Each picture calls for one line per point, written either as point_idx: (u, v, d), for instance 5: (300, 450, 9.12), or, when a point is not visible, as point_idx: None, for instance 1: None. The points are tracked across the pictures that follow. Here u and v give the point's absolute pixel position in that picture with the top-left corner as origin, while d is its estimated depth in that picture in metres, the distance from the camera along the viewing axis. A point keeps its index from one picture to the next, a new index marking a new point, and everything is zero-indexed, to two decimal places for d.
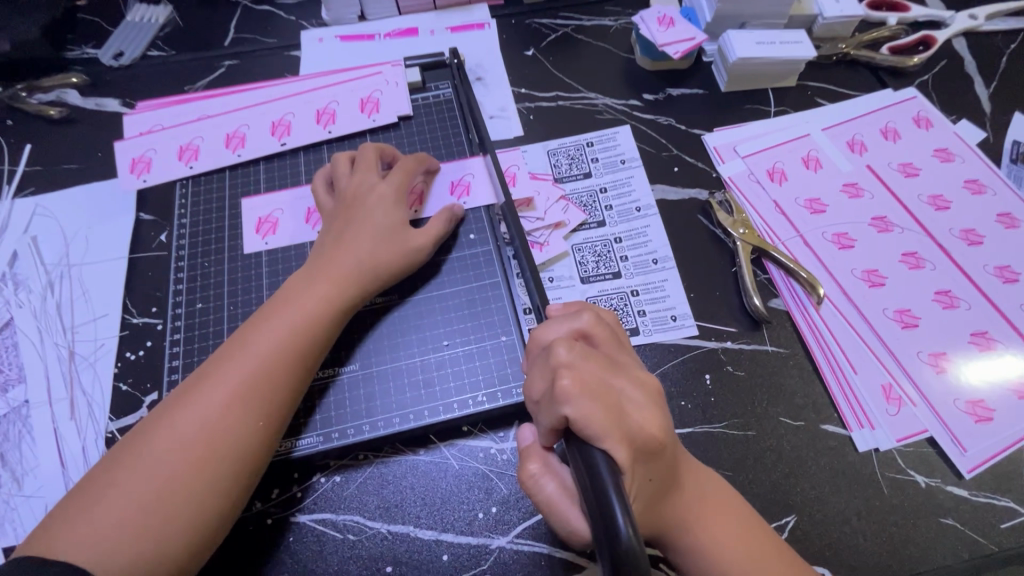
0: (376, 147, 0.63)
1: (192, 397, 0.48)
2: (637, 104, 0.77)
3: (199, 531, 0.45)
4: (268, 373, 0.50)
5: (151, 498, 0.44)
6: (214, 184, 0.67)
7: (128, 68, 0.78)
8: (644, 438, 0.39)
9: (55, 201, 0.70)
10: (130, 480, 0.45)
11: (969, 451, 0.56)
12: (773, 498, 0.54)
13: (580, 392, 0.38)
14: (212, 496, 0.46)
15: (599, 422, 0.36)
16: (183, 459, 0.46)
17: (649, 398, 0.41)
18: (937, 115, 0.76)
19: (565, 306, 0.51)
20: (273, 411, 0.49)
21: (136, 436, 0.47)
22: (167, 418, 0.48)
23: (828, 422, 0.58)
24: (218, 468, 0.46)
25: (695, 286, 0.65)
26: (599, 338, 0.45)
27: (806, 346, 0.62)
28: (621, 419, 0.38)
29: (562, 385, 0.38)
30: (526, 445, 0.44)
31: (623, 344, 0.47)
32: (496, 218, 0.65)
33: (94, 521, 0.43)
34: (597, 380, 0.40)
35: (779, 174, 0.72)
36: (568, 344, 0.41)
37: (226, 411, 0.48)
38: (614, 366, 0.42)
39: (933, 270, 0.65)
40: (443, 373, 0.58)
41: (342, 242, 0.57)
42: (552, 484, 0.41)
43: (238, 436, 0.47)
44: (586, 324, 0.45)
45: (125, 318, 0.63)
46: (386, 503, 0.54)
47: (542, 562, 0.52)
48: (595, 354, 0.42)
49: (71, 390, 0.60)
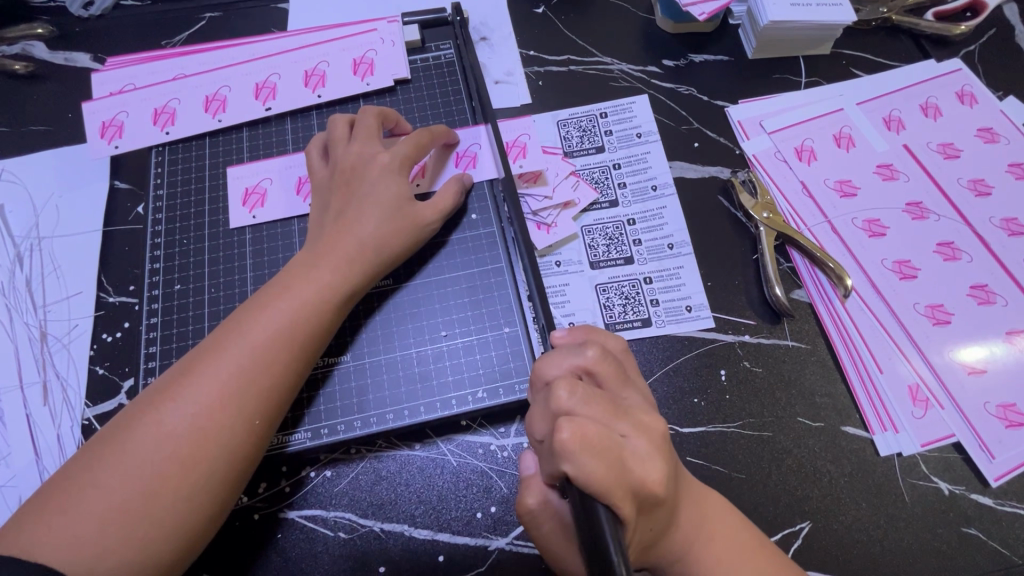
0: (380, 113, 0.57)
1: (180, 390, 0.44)
2: (655, 71, 0.70)
3: (186, 537, 0.42)
4: (267, 367, 0.45)
5: (135, 499, 0.40)
6: (193, 152, 0.62)
7: (98, 18, 0.70)
8: (646, 495, 0.35)
9: (23, 166, 0.64)
10: (111, 480, 0.41)
11: (996, 459, 0.53)
12: (787, 503, 0.52)
13: (580, 445, 0.33)
14: (201, 500, 0.42)
15: (602, 483, 0.33)
16: (170, 460, 0.41)
17: (655, 447, 0.37)
18: (983, 90, 0.69)
19: (572, 332, 0.45)
20: (269, 407, 0.45)
21: (117, 429, 0.43)
22: (153, 411, 0.43)
23: (849, 424, 0.54)
24: (210, 469, 0.42)
25: (713, 274, 0.61)
26: (604, 375, 0.40)
27: (829, 342, 0.58)
28: (625, 477, 0.34)
29: (562, 436, 0.33)
30: (527, 475, 0.41)
31: (629, 380, 0.42)
32: (499, 197, 0.59)
33: (70, 526, 0.39)
34: (601, 432, 0.35)
35: (808, 153, 0.66)
36: (569, 387, 0.37)
37: (218, 407, 0.43)
38: (620, 411, 0.37)
39: (970, 262, 0.60)
40: (441, 366, 0.54)
41: (343, 221, 0.52)
42: (550, 519, 0.39)
43: (231, 435, 0.43)
44: (590, 360, 0.40)
45: (100, 297, 0.59)
46: (379, 501, 0.51)
47: (544, 566, 0.49)
48: (600, 397, 0.37)
49: (44, 374, 0.56)
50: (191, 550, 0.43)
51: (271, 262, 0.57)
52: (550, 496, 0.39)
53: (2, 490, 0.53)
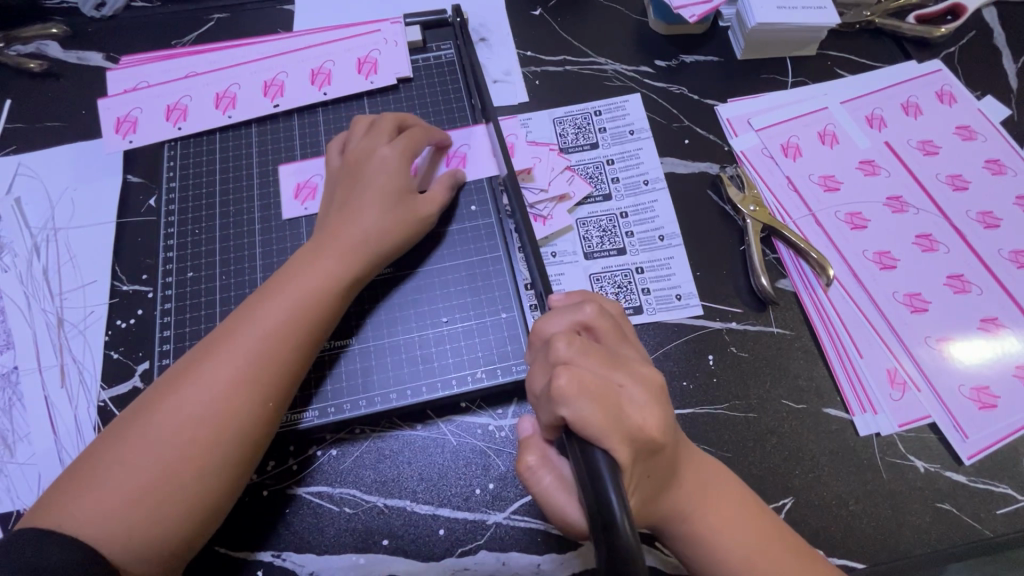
0: (400, 115, 0.60)
1: (195, 375, 0.46)
2: (648, 71, 0.73)
3: (205, 513, 0.44)
4: (278, 352, 0.48)
5: (156, 478, 0.43)
6: (204, 147, 0.64)
7: (111, 19, 0.73)
8: (644, 438, 0.38)
9: (39, 160, 0.67)
10: (136, 458, 0.43)
11: (970, 438, 0.56)
12: (772, 480, 0.54)
13: (576, 392, 0.36)
14: (220, 478, 0.45)
15: (597, 423, 0.35)
16: (189, 440, 0.44)
17: (651, 396, 0.40)
18: (961, 90, 0.73)
19: (570, 294, 0.48)
20: (280, 392, 0.48)
21: (138, 411, 0.45)
22: (171, 395, 0.45)
23: (830, 406, 0.57)
24: (225, 450, 0.45)
25: (702, 264, 0.63)
26: (602, 330, 0.43)
27: (812, 329, 0.60)
28: (620, 419, 0.37)
29: (560, 381, 0.37)
30: (526, 436, 0.43)
31: (626, 338, 0.45)
32: (498, 189, 0.62)
33: (101, 500, 0.42)
34: (596, 378, 0.38)
35: (793, 149, 0.69)
36: (567, 339, 0.40)
37: (235, 391, 0.46)
38: (615, 360, 0.41)
39: (946, 253, 0.63)
40: (442, 350, 0.56)
41: (347, 210, 0.55)
42: (550, 476, 0.41)
43: (245, 418, 0.46)
44: (589, 316, 0.43)
45: (114, 285, 0.61)
46: (383, 477, 0.54)
47: (540, 539, 0.52)
48: (596, 349, 0.40)
49: (61, 358, 0.59)
50: (208, 526, 0.45)
51: (279, 252, 0.60)
52: (550, 454, 0.42)
53: (21, 468, 0.55)
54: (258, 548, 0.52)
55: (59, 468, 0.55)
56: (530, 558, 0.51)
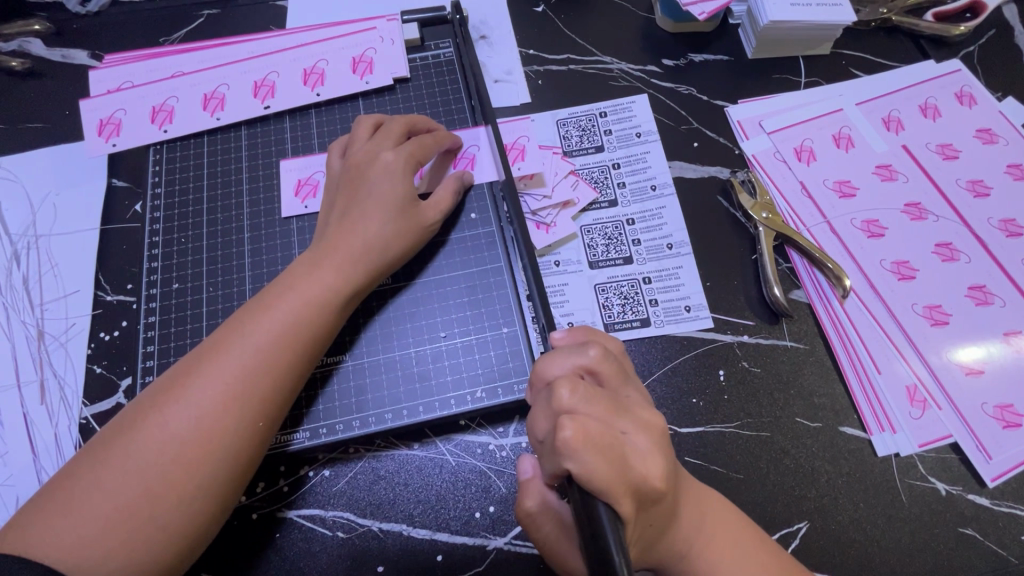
0: (410, 118, 0.57)
1: (183, 389, 0.43)
2: (655, 71, 0.70)
3: (189, 538, 0.42)
4: (270, 368, 0.45)
5: (139, 500, 0.40)
6: (191, 150, 0.62)
7: (96, 15, 0.70)
8: (649, 491, 0.35)
9: (19, 163, 0.64)
10: (118, 479, 0.40)
11: (994, 459, 0.53)
12: (786, 503, 0.52)
13: (584, 445, 0.33)
14: (206, 502, 0.42)
15: (604, 480, 0.32)
16: (174, 461, 0.41)
17: (656, 443, 0.37)
18: (981, 91, 0.70)
19: (573, 332, 0.45)
20: (272, 409, 0.45)
21: (122, 428, 0.43)
22: (157, 411, 0.43)
23: (847, 424, 0.55)
24: (212, 471, 0.42)
25: (711, 273, 0.61)
26: (606, 374, 0.40)
27: (827, 342, 0.58)
28: (626, 473, 0.34)
29: (565, 434, 0.33)
30: (526, 478, 0.41)
31: (629, 379, 0.42)
32: (498, 196, 0.59)
33: (80, 522, 0.39)
34: (602, 429, 0.35)
35: (807, 153, 0.66)
36: (570, 385, 0.36)
37: (225, 410, 0.43)
38: (620, 408, 0.37)
39: (968, 262, 0.60)
40: (440, 366, 0.54)
41: (349, 219, 0.52)
42: (550, 522, 0.40)
43: (236, 437, 0.43)
44: (592, 360, 0.40)
45: (97, 295, 0.59)
46: (378, 500, 0.51)
47: (542, 565, 0.49)
48: (601, 396, 0.37)
49: (41, 372, 0.56)
50: (193, 552, 0.43)
51: (269, 262, 0.57)
52: (549, 498, 0.40)
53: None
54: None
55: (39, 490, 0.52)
56: None
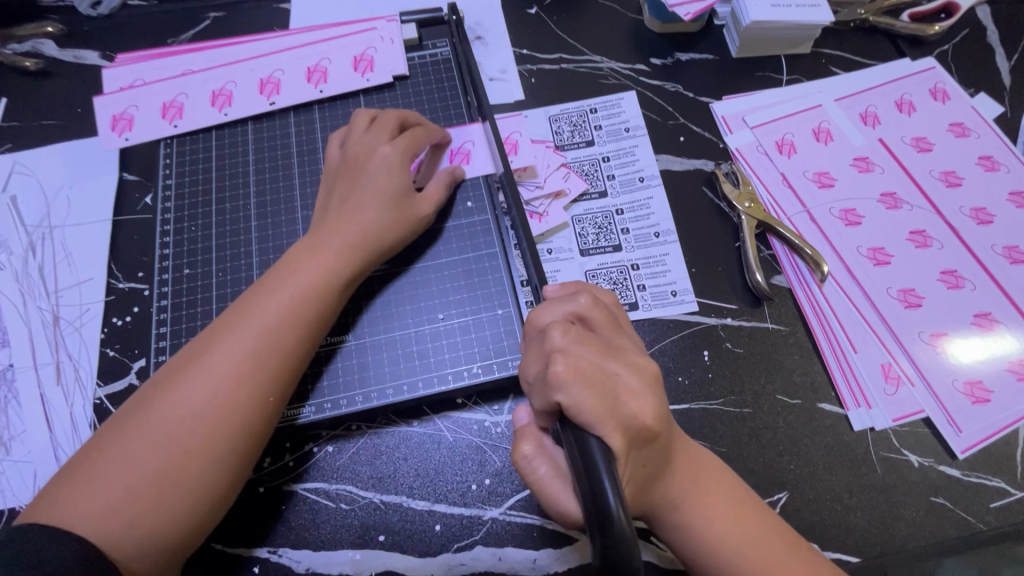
0: (414, 116, 0.61)
1: (198, 366, 0.46)
2: (643, 69, 0.74)
3: (207, 506, 0.44)
4: (279, 346, 0.48)
5: (161, 470, 0.43)
6: (200, 144, 0.65)
7: (107, 18, 0.73)
8: (638, 428, 0.37)
9: (34, 158, 0.67)
10: (141, 451, 0.43)
11: (963, 432, 0.56)
12: (766, 475, 0.54)
13: (573, 377, 0.37)
14: (223, 472, 0.45)
15: (593, 412, 0.35)
16: (193, 434, 0.44)
17: (647, 385, 0.40)
18: (955, 87, 0.73)
19: (565, 285, 0.48)
20: (281, 385, 0.48)
21: (140, 404, 0.45)
22: (173, 388, 0.45)
23: (825, 401, 0.57)
24: (227, 444, 0.45)
25: (697, 260, 0.64)
26: (597, 320, 0.43)
27: (806, 325, 0.61)
28: (616, 407, 0.37)
29: (555, 370, 0.37)
30: (521, 425, 0.44)
31: (621, 327, 0.44)
32: (494, 187, 0.63)
33: (107, 493, 0.41)
34: (593, 366, 0.38)
35: (788, 146, 0.69)
36: (563, 328, 0.40)
37: (239, 385, 0.46)
38: (610, 350, 0.40)
39: (940, 248, 0.64)
40: (438, 345, 0.57)
41: (345, 209, 0.54)
42: (546, 465, 0.41)
43: (251, 409, 0.46)
44: (584, 306, 0.43)
45: (110, 283, 0.61)
46: (379, 473, 0.54)
47: (536, 534, 0.52)
48: (591, 338, 0.40)
49: (56, 355, 0.59)
50: (213, 520, 0.46)
51: (275, 249, 0.60)
52: (546, 443, 0.42)
53: (17, 466, 0.55)
54: (255, 545, 0.52)
55: (55, 466, 0.55)
56: (526, 554, 0.51)
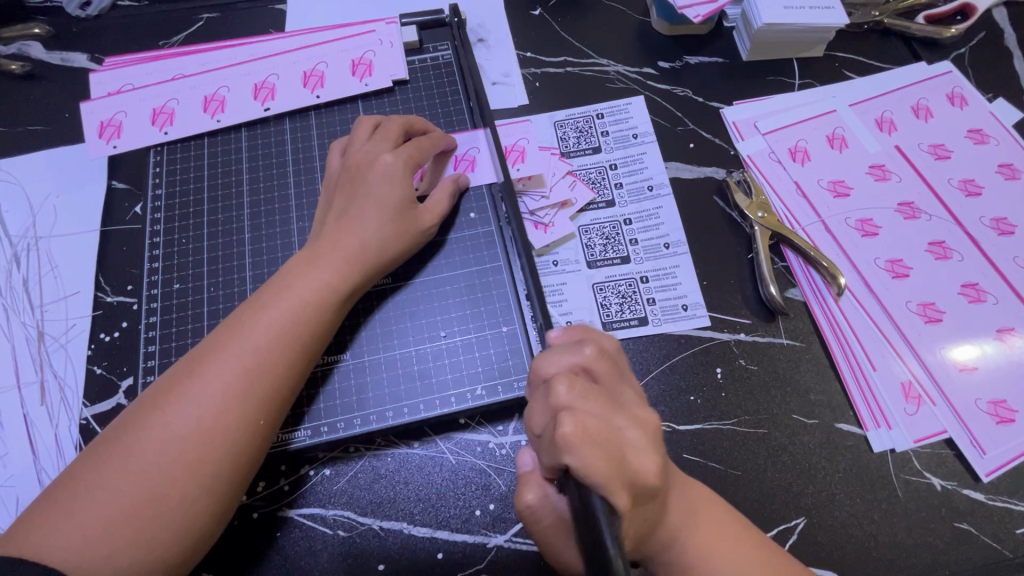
0: (416, 123, 0.58)
1: (183, 390, 0.43)
2: (651, 73, 0.71)
3: (194, 537, 0.42)
4: (270, 368, 0.45)
5: (143, 501, 0.40)
6: (192, 152, 0.62)
7: (96, 19, 0.70)
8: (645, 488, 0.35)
9: (20, 165, 0.64)
10: (122, 481, 0.41)
11: (988, 454, 0.54)
12: (783, 500, 0.52)
13: (583, 439, 0.33)
14: (209, 502, 0.42)
15: (603, 476, 0.33)
16: (176, 462, 0.41)
17: (649, 439, 0.37)
18: (973, 92, 0.71)
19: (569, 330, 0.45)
20: (273, 408, 0.45)
21: (123, 430, 0.43)
22: (157, 414, 0.43)
23: (843, 421, 0.55)
24: (214, 471, 0.42)
25: (708, 273, 0.61)
26: (602, 370, 0.40)
27: (823, 341, 0.58)
28: (624, 469, 0.34)
29: (565, 430, 0.34)
30: (526, 471, 0.41)
31: (625, 375, 0.42)
32: (498, 197, 0.60)
33: (85, 526, 0.39)
34: (599, 424, 0.35)
35: (801, 153, 0.67)
36: (568, 382, 0.37)
37: (225, 410, 0.43)
38: (616, 405, 0.38)
39: (960, 260, 0.61)
40: (440, 364, 0.54)
41: (344, 220, 0.52)
42: (550, 516, 0.39)
43: (238, 436, 0.43)
44: (588, 358, 0.40)
45: (97, 297, 0.59)
46: (378, 499, 0.52)
47: (542, 562, 0.49)
48: (598, 392, 0.37)
49: (41, 373, 0.56)
50: (198, 552, 0.43)
51: (269, 261, 0.57)
52: (549, 491, 0.39)
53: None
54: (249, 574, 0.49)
55: (39, 490, 0.52)
56: None
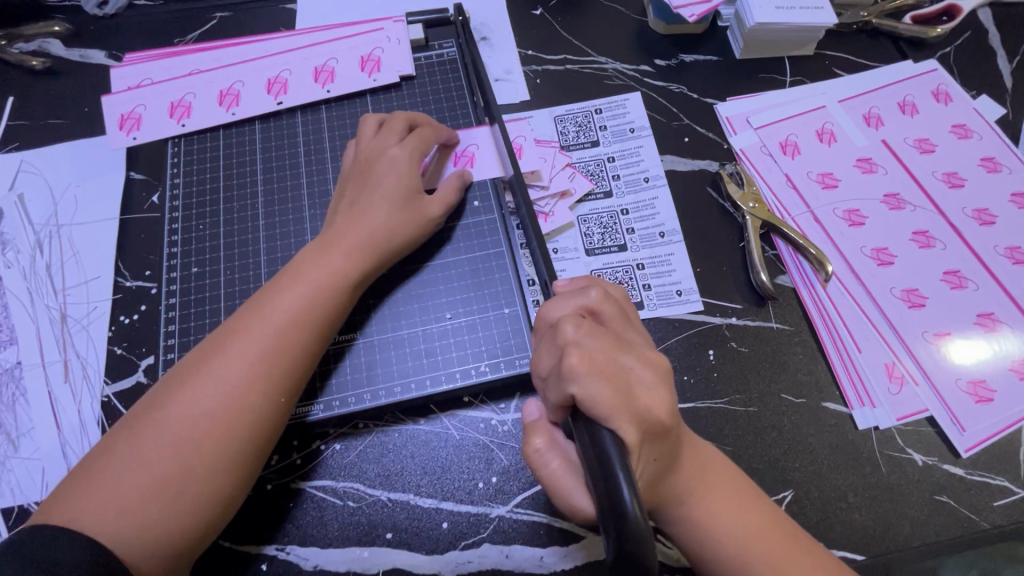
0: (434, 127, 0.60)
1: (208, 368, 0.46)
2: (648, 70, 0.74)
3: (213, 511, 0.44)
4: (289, 348, 0.48)
5: (173, 470, 0.43)
6: (207, 143, 0.65)
7: (114, 18, 0.73)
8: (654, 421, 0.38)
9: (41, 157, 0.67)
10: (153, 452, 0.43)
11: (967, 431, 0.57)
12: (771, 473, 0.55)
13: (587, 370, 0.37)
14: (233, 473, 0.45)
15: (609, 403, 0.35)
16: (203, 434, 0.44)
17: (658, 378, 0.40)
18: (956, 89, 0.73)
19: (575, 280, 0.49)
20: (292, 386, 0.48)
21: (151, 406, 0.45)
22: (185, 389, 0.45)
23: (830, 400, 0.58)
24: (237, 445, 0.45)
25: (701, 260, 0.64)
26: (607, 314, 0.43)
27: (811, 325, 0.61)
28: (630, 401, 0.37)
29: (571, 360, 0.37)
30: (532, 420, 0.43)
31: (631, 321, 0.45)
32: (501, 187, 0.63)
33: (118, 494, 0.42)
34: (606, 359, 0.38)
35: (792, 147, 0.70)
36: (575, 322, 0.40)
37: (247, 387, 0.46)
38: (622, 344, 0.41)
39: (943, 249, 0.64)
40: (446, 344, 0.57)
41: (355, 210, 0.55)
42: (558, 459, 0.41)
43: (260, 411, 0.46)
44: (595, 301, 0.43)
45: (118, 281, 0.62)
46: (386, 471, 0.54)
47: (542, 532, 0.52)
48: (604, 332, 0.40)
49: (64, 353, 0.59)
50: (221, 521, 0.46)
51: (283, 247, 0.60)
52: (556, 438, 0.42)
53: (24, 463, 0.55)
54: (264, 542, 0.52)
55: (62, 464, 0.55)
56: (533, 552, 0.52)
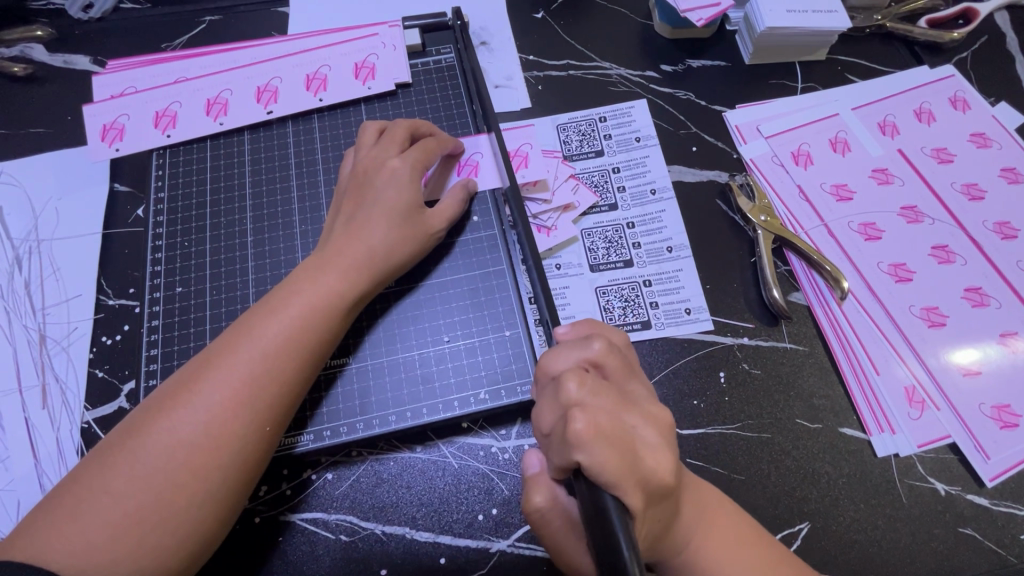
0: (439, 139, 0.57)
1: (191, 394, 0.43)
2: (654, 76, 0.71)
3: (195, 544, 0.42)
4: (277, 374, 0.45)
5: (149, 505, 0.40)
6: (193, 155, 0.62)
7: (99, 22, 0.70)
8: (659, 486, 0.35)
9: (21, 168, 0.64)
10: (127, 485, 0.40)
11: (991, 459, 0.54)
12: (785, 504, 0.52)
13: (594, 437, 0.34)
14: (212, 508, 0.42)
15: (614, 472, 0.33)
16: (182, 467, 0.41)
17: (663, 438, 0.37)
18: (974, 96, 0.71)
19: (576, 326, 0.46)
20: (279, 414, 0.45)
21: (129, 434, 0.42)
22: (165, 417, 0.42)
23: (847, 426, 0.55)
24: (217, 479, 0.42)
25: (710, 277, 0.61)
26: (611, 366, 0.40)
27: (826, 345, 0.58)
28: (636, 467, 0.34)
29: (577, 427, 0.34)
30: (533, 474, 0.40)
31: (634, 373, 0.42)
32: (501, 200, 0.60)
33: (87, 531, 0.39)
34: (611, 420, 0.35)
35: (804, 157, 0.67)
36: (578, 379, 0.37)
37: (231, 416, 0.43)
38: (626, 402, 0.38)
39: (964, 264, 0.61)
40: (443, 369, 0.54)
41: (353, 226, 0.52)
42: (559, 517, 0.39)
43: (244, 442, 0.43)
44: (597, 352, 0.40)
45: (99, 300, 0.59)
46: (381, 503, 0.51)
47: (544, 567, 0.49)
48: (608, 388, 0.37)
49: (42, 376, 0.56)
50: (199, 559, 0.43)
51: (272, 265, 0.57)
52: (559, 494, 0.40)
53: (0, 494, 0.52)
54: None
55: (39, 495, 0.52)
56: None
